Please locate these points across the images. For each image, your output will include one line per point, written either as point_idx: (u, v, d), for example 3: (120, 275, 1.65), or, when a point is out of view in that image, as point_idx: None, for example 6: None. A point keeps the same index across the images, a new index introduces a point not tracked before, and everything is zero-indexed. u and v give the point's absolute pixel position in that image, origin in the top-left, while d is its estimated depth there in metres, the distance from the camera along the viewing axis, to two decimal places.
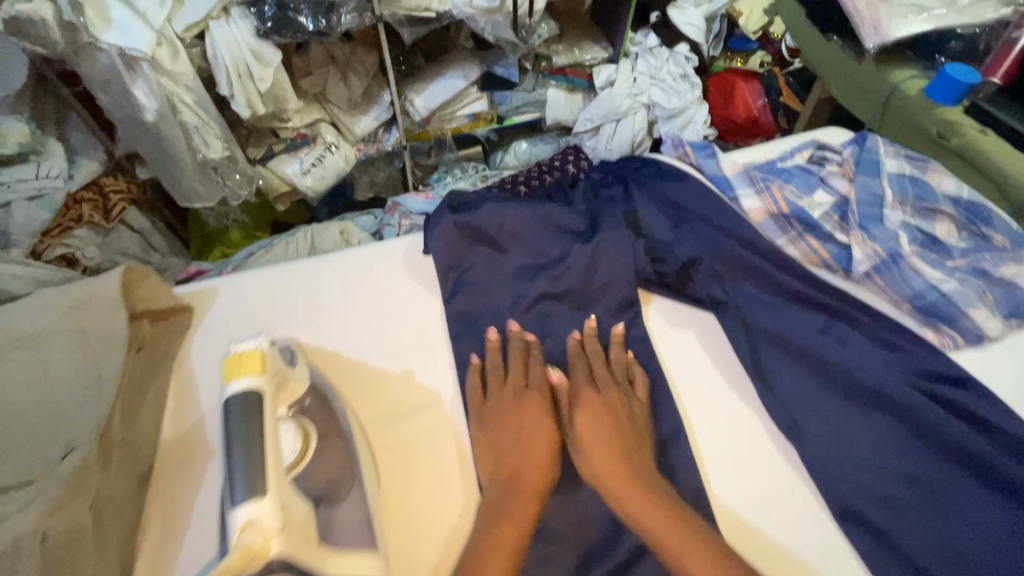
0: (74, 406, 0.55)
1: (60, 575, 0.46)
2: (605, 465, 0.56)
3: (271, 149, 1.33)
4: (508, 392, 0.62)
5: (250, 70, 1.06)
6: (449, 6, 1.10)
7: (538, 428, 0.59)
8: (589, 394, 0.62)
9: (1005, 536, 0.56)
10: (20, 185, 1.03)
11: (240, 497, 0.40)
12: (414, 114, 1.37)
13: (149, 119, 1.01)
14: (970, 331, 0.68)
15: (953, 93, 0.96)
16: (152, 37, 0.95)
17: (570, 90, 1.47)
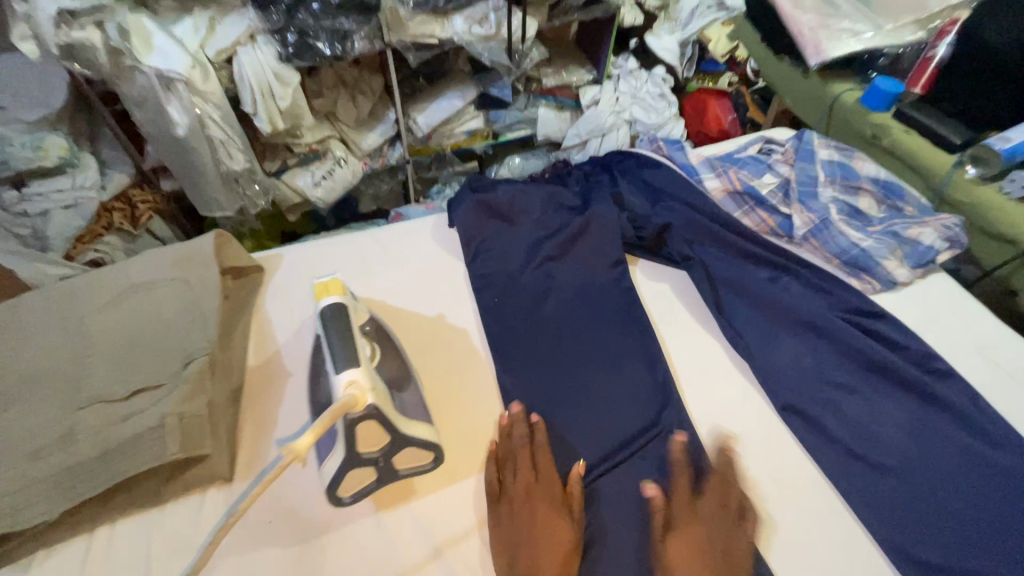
0: (184, 333, 0.70)
1: (195, 443, 0.62)
2: None
3: (285, 163, 1.50)
4: (521, 477, 0.65)
5: (272, 90, 1.24)
6: (450, 34, 1.29)
7: (552, 523, 0.61)
8: (697, 523, 0.62)
9: (912, 424, 0.72)
10: (57, 196, 1.21)
11: (339, 367, 0.56)
12: (417, 131, 1.55)
13: (180, 133, 1.20)
14: (884, 278, 0.87)
15: (883, 101, 1.18)
16: (188, 61, 1.13)
17: (560, 108, 1.68)
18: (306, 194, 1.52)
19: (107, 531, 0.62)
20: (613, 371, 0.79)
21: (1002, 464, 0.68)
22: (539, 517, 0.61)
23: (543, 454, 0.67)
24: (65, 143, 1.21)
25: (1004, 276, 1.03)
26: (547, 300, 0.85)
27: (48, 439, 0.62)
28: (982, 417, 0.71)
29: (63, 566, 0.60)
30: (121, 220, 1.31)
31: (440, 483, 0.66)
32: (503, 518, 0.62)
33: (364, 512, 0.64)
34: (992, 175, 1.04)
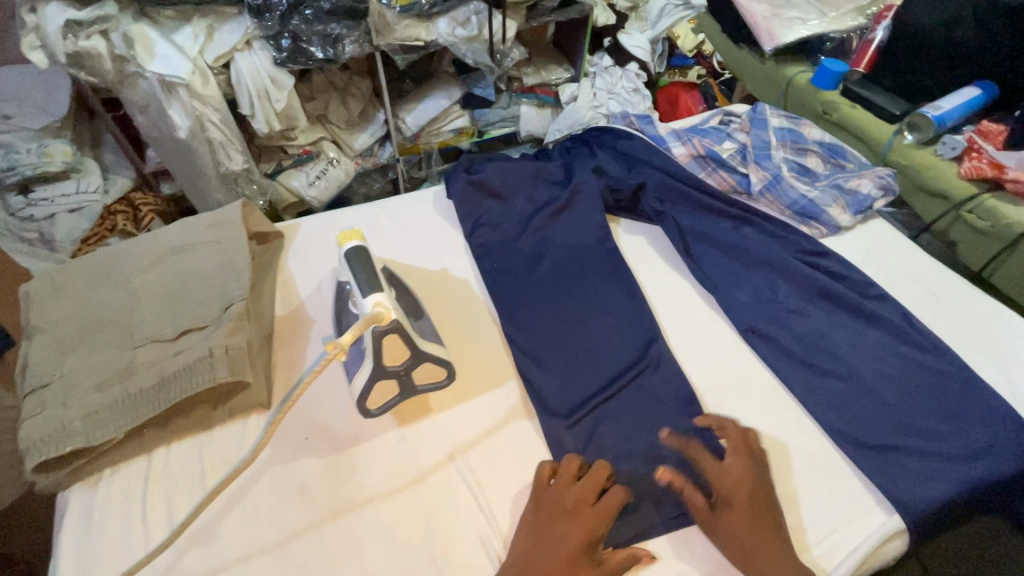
0: (220, 284, 0.80)
1: (243, 370, 0.71)
2: (742, 538, 0.61)
3: (280, 164, 1.61)
4: (565, 515, 0.62)
5: (268, 93, 1.34)
6: (435, 36, 1.40)
7: (557, 543, 0.60)
8: (745, 475, 0.66)
9: (859, 341, 0.83)
10: (64, 200, 1.32)
11: (365, 292, 0.66)
12: (406, 130, 1.66)
13: (182, 135, 1.30)
14: (829, 224, 1.00)
15: (830, 79, 1.32)
16: (188, 66, 1.23)
17: (540, 105, 1.80)
18: (300, 194, 1.63)
19: (164, 453, 0.70)
20: (600, 311, 0.87)
21: (926, 363, 0.79)
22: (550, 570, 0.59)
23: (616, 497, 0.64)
24: (70, 149, 1.33)
25: (942, 230, 1.14)
26: (541, 262, 0.93)
27: (110, 372, 0.70)
28: (912, 329, 0.82)
29: (128, 479, 0.68)
30: (124, 221, 1.40)
31: (453, 400, 0.76)
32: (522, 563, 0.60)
33: (388, 427, 0.73)
34: (927, 139, 1.17)
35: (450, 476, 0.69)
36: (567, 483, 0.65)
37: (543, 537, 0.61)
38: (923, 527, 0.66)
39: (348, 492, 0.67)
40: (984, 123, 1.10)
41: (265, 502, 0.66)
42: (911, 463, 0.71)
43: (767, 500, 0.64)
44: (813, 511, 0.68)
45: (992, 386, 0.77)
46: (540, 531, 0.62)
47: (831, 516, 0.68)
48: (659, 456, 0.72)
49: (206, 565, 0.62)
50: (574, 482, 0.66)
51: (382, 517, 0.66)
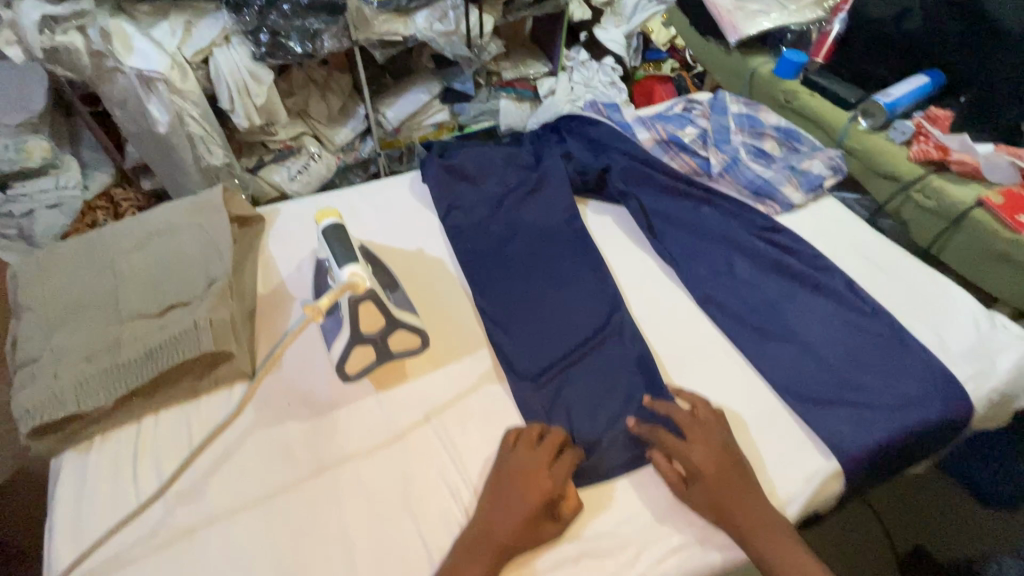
0: (202, 263, 0.83)
1: (226, 341, 0.75)
2: (711, 498, 0.66)
3: (261, 160, 1.64)
4: (516, 482, 0.66)
5: (248, 88, 1.37)
6: (413, 31, 1.44)
7: (516, 502, 0.65)
8: (710, 441, 0.70)
9: (807, 309, 0.89)
10: (44, 195, 1.37)
11: (343, 264, 0.70)
12: (386, 125, 1.69)
13: (161, 129, 1.32)
14: (783, 202, 1.06)
15: (791, 69, 1.39)
16: (167, 61, 1.25)
17: (519, 100, 1.83)
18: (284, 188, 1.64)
19: (152, 422, 0.73)
20: (568, 286, 0.92)
21: (866, 326, 0.86)
22: (496, 538, 0.63)
23: (563, 463, 0.69)
24: (47, 145, 1.36)
25: (894, 210, 1.21)
26: (513, 241, 0.98)
27: (98, 345, 0.73)
28: (854, 296, 0.89)
29: (116, 445, 0.71)
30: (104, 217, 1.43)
31: (428, 367, 0.81)
32: (473, 533, 0.64)
33: (366, 393, 0.78)
34: (880, 125, 1.23)
35: (425, 436, 0.74)
36: (528, 450, 0.69)
37: (494, 505, 0.66)
38: (857, 469, 0.73)
39: (328, 451, 0.72)
40: (931, 109, 1.18)
41: (251, 462, 0.70)
42: (849, 413, 0.77)
43: (736, 465, 0.68)
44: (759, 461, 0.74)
45: (924, 344, 0.84)
46: (495, 499, 0.66)
47: (773, 463, 0.74)
48: (623, 414, 0.77)
49: (193, 519, 0.66)
50: (532, 451, 0.70)
51: (360, 473, 0.70)
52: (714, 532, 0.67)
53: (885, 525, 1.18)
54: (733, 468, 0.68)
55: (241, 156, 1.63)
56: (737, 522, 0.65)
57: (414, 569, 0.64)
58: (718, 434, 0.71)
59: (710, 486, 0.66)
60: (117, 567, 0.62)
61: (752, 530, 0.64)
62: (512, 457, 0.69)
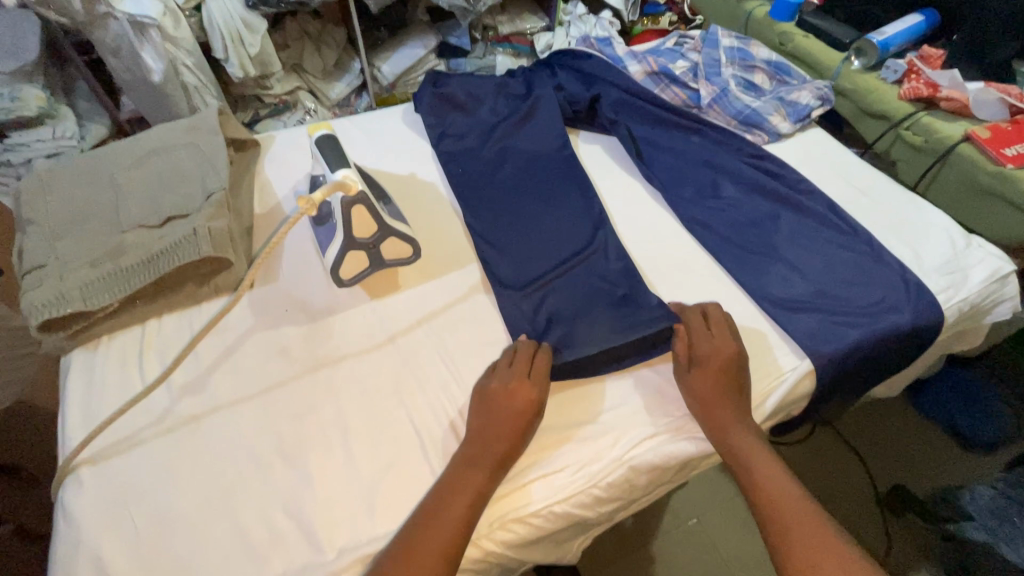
0: (200, 179, 0.86)
1: (225, 248, 0.77)
2: (708, 407, 0.69)
3: (257, 113, 1.65)
4: (512, 392, 0.68)
5: (241, 37, 1.38)
6: None
7: (511, 416, 0.66)
8: (716, 352, 0.72)
9: (793, 233, 0.91)
10: (40, 145, 1.35)
11: (336, 168, 0.74)
12: (381, 79, 1.69)
13: (156, 79, 1.32)
14: (770, 131, 1.07)
15: (786, 11, 1.39)
16: (159, 8, 1.27)
17: (516, 55, 1.85)
18: None
19: (155, 324, 0.77)
20: (556, 207, 0.94)
21: (844, 242, 0.88)
22: (497, 449, 0.64)
23: (540, 366, 0.71)
24: (43, 95, 1.33)
25: (884, 151, 1.22)
26: (503, 166, 1.00)
27: (101, 251, 0.76)
28: (834, 217, 0.91)
29: (123, 344, 0.75)
30: None
31: (420, 277, 0.84)
32: (471, 447, 0.65)
33: (359, 300, 0.81)
34: (873, 64, 1.23)
35: (416, 337, 0.78)
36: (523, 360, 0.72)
37: (486, 412, 0.67)
38: (829, 369, 0.77)
39: (325, 350, 0.75)
40: (924, 48, 1.19)
41: (250, 358, 0.74)
42: (827, 321, 0.80)
43: (734, 377, 0.70)
44: None
45: (896, 256, 0.87)
46: (486, 408, 0.68)
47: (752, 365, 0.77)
48: (609, 320, 0.79)
49: (196, 409, 0.69)
50: (511, 368, 0.71)
51: (355, 370, 0.74)
52: (688, 422, 0.71)
53: (851, 447, 1.26)
54: (727, 377, 0.70)
55: (236, 110, 1.64)
56: (722, 428, 0.67)
57: (415, 473, 0.66)
58: (732, 343, 0.73)
59: (705, 389, 0.69)
60: (126, 449, 0.66)
61: (746, 435, 0.67)
62: (498, 374, 0.70)
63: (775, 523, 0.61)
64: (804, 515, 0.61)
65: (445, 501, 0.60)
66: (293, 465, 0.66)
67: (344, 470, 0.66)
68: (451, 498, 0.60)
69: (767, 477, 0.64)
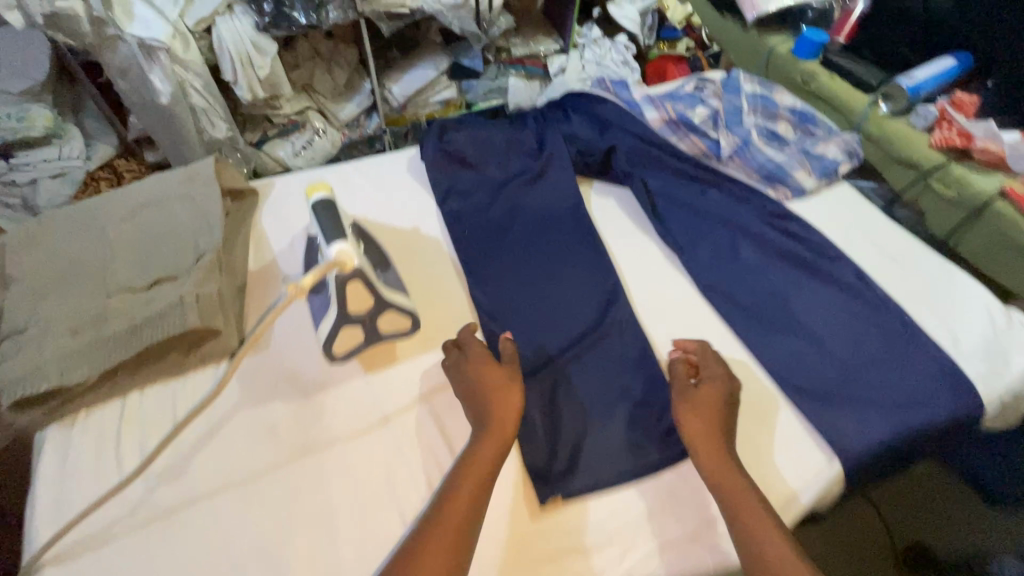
0: (192, 237, 0.81)
1: (211, 318, 0.72)
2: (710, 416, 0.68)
3: (265, 134, 1.60)
4: (499, 390, 0.69)
5: (251, 60, 1.32)
6: (420, 4, 1.39)
7: (489, 398, 0.68)
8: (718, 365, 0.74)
9: (822, 306, 0.85)
10: (46, 165, 1.33)
11: (331, 239, 0.68)
12: (392, 100, 1.64)
13: (164, 100, 1.29)
14: (794, 188, 1.02)
15: (810, 49, 1.32)
16: (169, 30, 1.22)
17: (529, 78, 1.78)
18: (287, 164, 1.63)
19: (137, 398, 0.72)
20: (566, 276, 0.89)
21: (877, 319, 0.82)
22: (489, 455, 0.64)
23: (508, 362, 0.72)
24: (51, 114, 1.33)
25: (909, 201, 1.16)
26: (511, 226, 0.96)
27: (84, 318, 0.71)
28: (865, 287, 0.86)
29: (102, 421, 0.70)
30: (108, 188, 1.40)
31: (421, 350, 0.78)
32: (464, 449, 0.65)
33: (355, 374, 0.76)
34: (902, 109, 1.17)
35: (413, 421, 0.72)
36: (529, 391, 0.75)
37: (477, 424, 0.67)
38: (860, 469, 0.71)
39: (313, 433, 0.70)
40: (956, 93, 1.13)
41: (235, 441, 0.69)
42: (855, 410, 0.74)
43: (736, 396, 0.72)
44: (757, 459, 0.71)
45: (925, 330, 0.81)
46: (475, 416, 0.68)
47: (777, 460, 0.71)
48: (619, 411, 0.74)
49: (175, 499, 0.64)
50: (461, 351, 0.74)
51: (347, 455, 0.69)
52: (705, 529, 0.65)
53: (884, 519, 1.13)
54: (721, 399, 0.70)
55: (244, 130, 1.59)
56: (706, 458, 0.65)
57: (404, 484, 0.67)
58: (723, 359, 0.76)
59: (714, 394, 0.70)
60: (99, 544, 0.61)
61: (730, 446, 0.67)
62: (464, 364, 0.72)
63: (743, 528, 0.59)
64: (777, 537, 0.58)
65: (443, 505, 0.60)
66: (276, 565, 0.61)
67: (329, 570, 0.61)
68: (449, 509, 0.59)
69: (744, 503, 0.61)
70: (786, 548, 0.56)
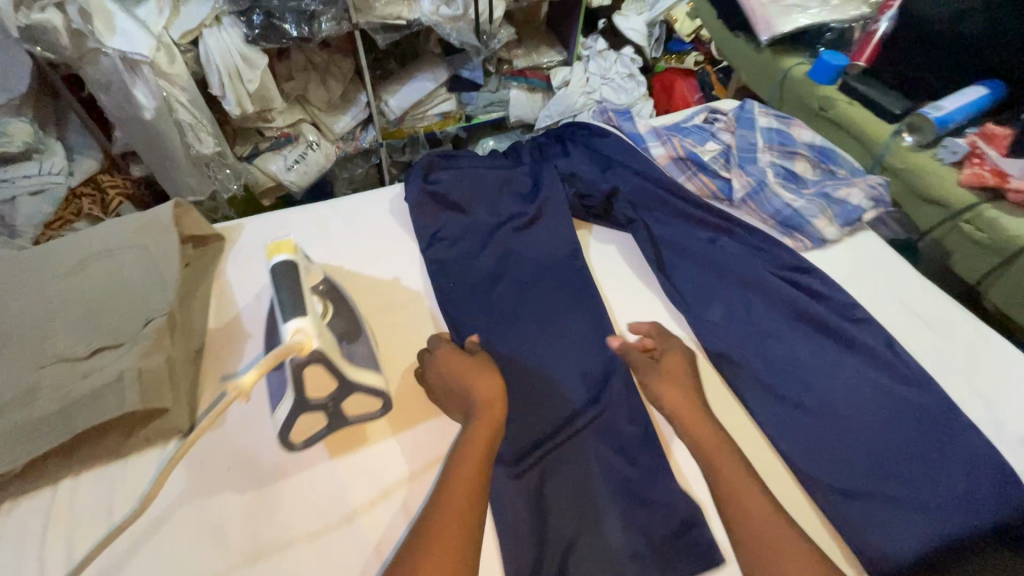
0: (144, 296, 0.73)
1: (154, 398, 0.65)
2: (677, 398, 0.70)
3: (257, 147, 1.46)
4: (468, 371, 0.69)
5: (239, 73, 1.20)
6: (418, 15, 1.26)
7: (467, 375, 0.69)
8: (673, 347, 0.76)
9: (845, 378, 0.77)
10: (24, 181, 1.12)
11: (287, 314, 0.60)
12: (388, 114, 1.50)
13: (148, 116, 1.15)
14: (813, 236, 0.93)
15: (828, 74, 1.17)
16: (151, 42, 1.08)
17: (531, 90, 1.64)
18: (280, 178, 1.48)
19: (70, 485, 0.65)
20: (557, 340, 0.81)
21: (914, 401, 0.73)
22: (482, 430, 0.63)
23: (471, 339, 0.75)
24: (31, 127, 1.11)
25: (936, 239, 1.03)
26: (501, 280, 0.87)
27: (12, 394, 0.63)
28: (895, 358, 0.77)
29: (29, 514, 0.63)
30: (91, 205, 1.24)
31: (392, 429, 0.70)
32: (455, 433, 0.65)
33: (319, 458, 0.68)
34: (927, 141, 1.03)
35: (379, 517, 0.64)
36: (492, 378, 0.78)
37: (457, 404, 0.68)
38: None
39: (269, 531, 0.62)
40: (988, 124, 0.95)
41: (178, 541, 0.61)
42: (886, 514, 0.66)
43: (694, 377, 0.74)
44: None
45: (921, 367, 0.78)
46: (449, 400, 0.69)
47: None
48: (612, 506, 0.68)
49: None
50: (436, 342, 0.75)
51: (305, 560, 0.61)
52: None
53: None
54: (686, 372, 0.74)
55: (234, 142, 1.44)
56: (691, 428, 0.67)
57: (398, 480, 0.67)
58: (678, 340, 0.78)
59: (674, 371, 0.73)
60: None
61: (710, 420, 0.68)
62: (436, 350, 0.73)
63: (730, 508, 0.59)
64: (768, 515, 0.58)
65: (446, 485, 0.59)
66: None
67: None
68: (450, 486, 0.58)
69: (730, 477, 0.61)
70: (769, 506, 0.58)
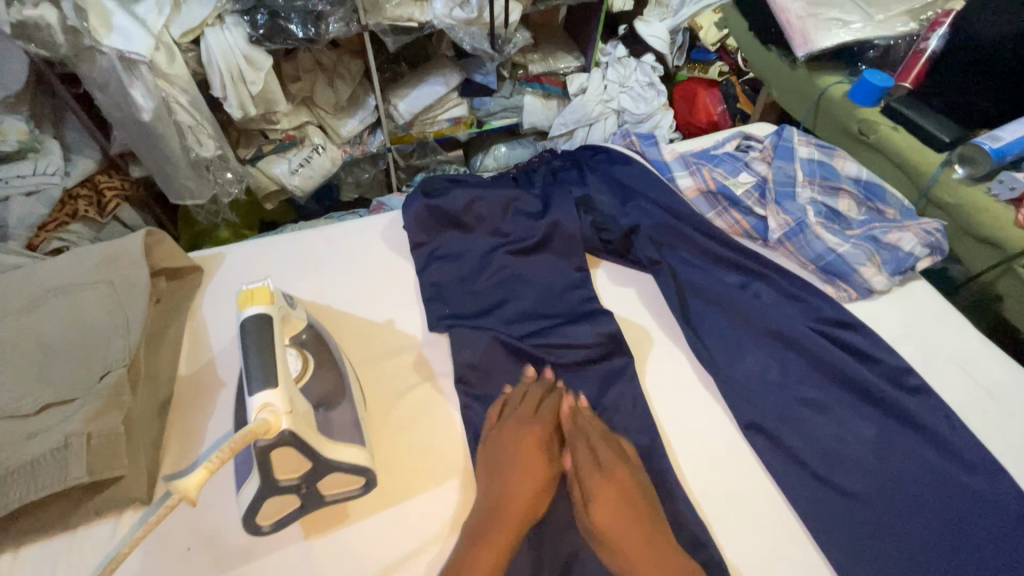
0: (103, 341, 0.64)
1: (103, 468, 0.56)
2: (617, 535, 0.58)
3: (260, 149, 1.33)
4: (534, 463, 0.63)
5: (242, 74, 1.09)
6: (430, 17, 1.15)
7: (534, 465, 0.63)
8: (597, 460, 0.64)
9: (898, 460, 0.67)
10: (18, 182, 1.02)
11: (257, 384, 0.51)
12: (397, 119, 1.39)
13: (145, 118, 1.03)
14: (859, 286, 0.83)
15: (871, 96, 0.99)
16: (151, 41, 0.98)
17: (546, 97, 1.51)
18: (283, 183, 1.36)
19: (9, 561, 0.57)
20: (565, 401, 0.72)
21: (980, 492, 0.64)
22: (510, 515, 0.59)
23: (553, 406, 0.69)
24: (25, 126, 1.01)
25: (985, 283, 0.88)
26: (507, 325, 0.78)
27: None
28: (956, 435, 0.67)
29: None
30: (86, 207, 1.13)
31: (375, 505, 0.62)
32: (482, 513, 0.59)
33: (292, 540, 0.59)
34: (982, 175, 0.86)
35: None
36: (497, 416, 0.68)
37: (494, 481, 0.62)
38: None
39: None
40: None
41: None
42: None
43: (636, 496, 0.61)
44: None
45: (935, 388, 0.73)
46: (487, 466, 0.63)
47: None
48: None
49: None
50: (519, 404, 0.69)
51: None
52: None
53: None
54: (625, 492, 0.61)
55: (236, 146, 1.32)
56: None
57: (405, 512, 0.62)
58: (589, 443, 0.66)
59: (609, 505, 0.60)
60: None
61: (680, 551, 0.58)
62: (513, 421, 0.67)
63: None
64: None
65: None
66: None
67: None
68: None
69: None
70: None
